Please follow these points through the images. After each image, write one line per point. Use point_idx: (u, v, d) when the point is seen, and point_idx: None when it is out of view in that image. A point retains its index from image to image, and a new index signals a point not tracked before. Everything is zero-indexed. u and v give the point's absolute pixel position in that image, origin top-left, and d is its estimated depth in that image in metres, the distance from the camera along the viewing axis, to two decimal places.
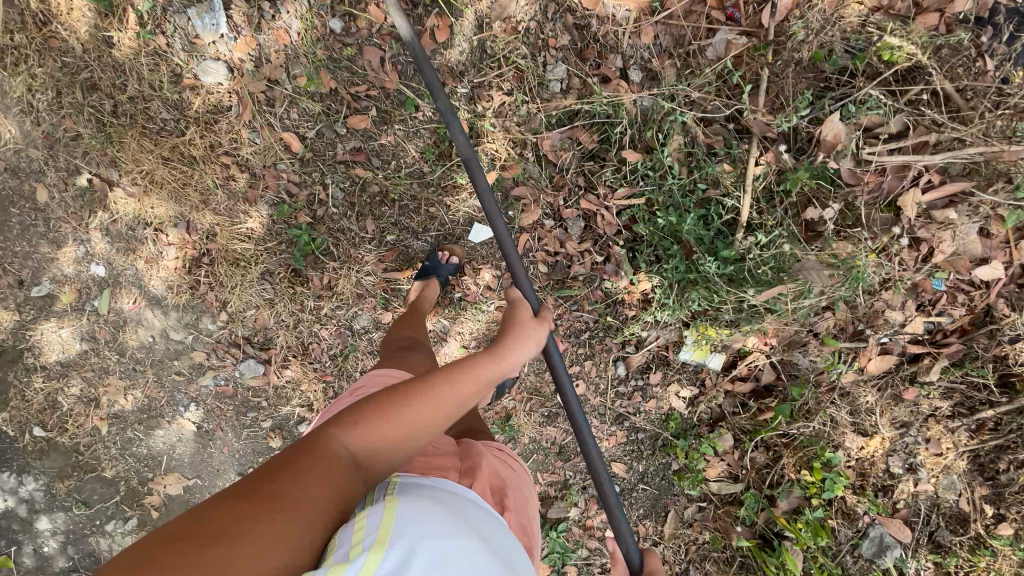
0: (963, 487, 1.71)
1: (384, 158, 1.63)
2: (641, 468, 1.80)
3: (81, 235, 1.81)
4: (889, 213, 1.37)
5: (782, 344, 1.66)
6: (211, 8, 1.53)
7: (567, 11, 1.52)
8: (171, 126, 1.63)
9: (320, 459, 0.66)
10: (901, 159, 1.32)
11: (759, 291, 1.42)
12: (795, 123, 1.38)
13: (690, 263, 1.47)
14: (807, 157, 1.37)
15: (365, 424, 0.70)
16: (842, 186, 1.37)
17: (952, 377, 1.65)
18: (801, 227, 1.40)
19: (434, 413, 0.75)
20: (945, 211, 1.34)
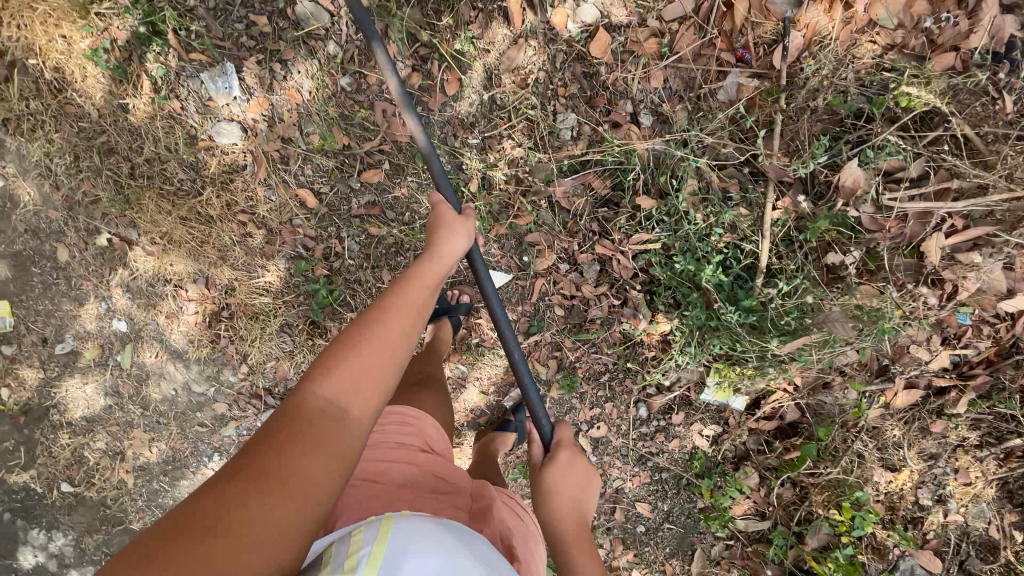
0: (994, 515, 1.68)
1: (398, 210, 1.63)
2: (666, 507, 1.79)
3: (102, 291, 1.83)
4: (913, 257, 1.35)
5: (807, 387, 1.66)
6: (224, 72, 1.55)
7: (576, 60, 1.52)
8: (187, 186, 1.65)
9: (309, 418, 0.65)
10: (922, 206, 1.31)
11: (783, 342, 1.38)
12: (812, 169, 1.37)
13: (710, 312, 1.45)
14: (826, 204, 1.36)
15: (344, 365, 0.71)
16: (864, 232, 1.35)
17: (979, 410, 1.63)
18: (822, 271, 1.39)
19: (399, 338, 0.78)
20: (970, 255, 1.32)
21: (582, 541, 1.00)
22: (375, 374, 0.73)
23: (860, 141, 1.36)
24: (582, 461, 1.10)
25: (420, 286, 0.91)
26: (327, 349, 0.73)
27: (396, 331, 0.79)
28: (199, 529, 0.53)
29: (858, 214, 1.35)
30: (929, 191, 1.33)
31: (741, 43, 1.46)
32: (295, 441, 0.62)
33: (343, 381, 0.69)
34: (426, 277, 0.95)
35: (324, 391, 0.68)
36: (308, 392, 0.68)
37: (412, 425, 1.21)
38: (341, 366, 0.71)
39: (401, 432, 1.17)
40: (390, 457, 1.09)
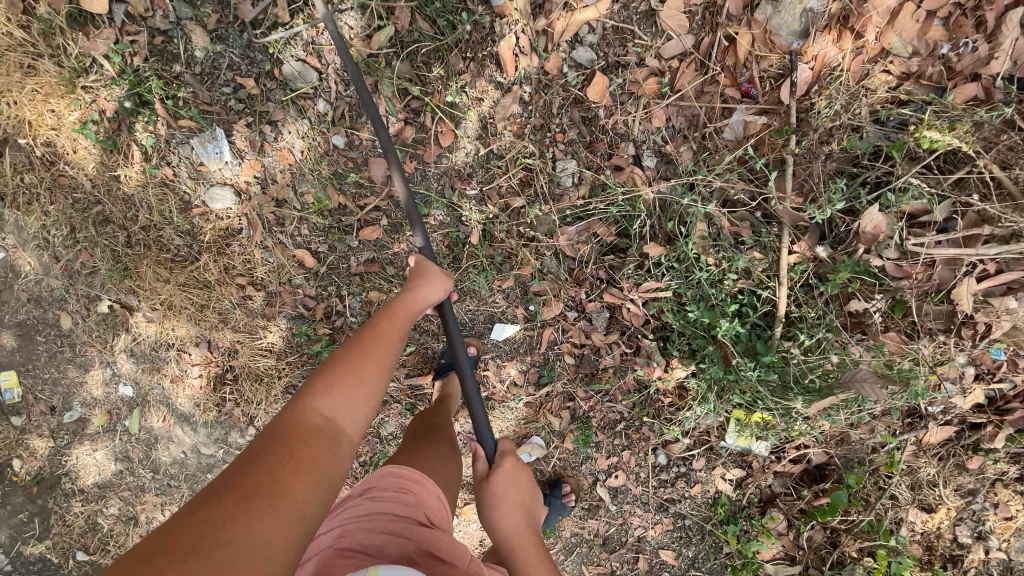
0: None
1: (398, 266, 1.58)
2: (691, 553, 1.73)
3: (107, 357, 1.81)
4: (942, 304, 1.28)
5: (833, 440, 1.59)
6: (214, 137, 1.52)
7: (574, 104, 1.46)
8: (184, 252, 1.62)
9: (308, 433, 0.76)
10: (952, 252, 1.22)
11: (808, 401, 1.30)
12: (829, 214, 1.30)
13: (729, 368, 1.37)
14: (846, 249, 1.29)
15: (340, 387, 0.84)
16: (888, 280, 1.28)
17: (1020, 444, 1.54)
18: (845, 319, 1.32)
19: (382, 366, 0.92)
20: (1005, 299, 1.25)
21: (532, 539, 1.12)
22: (363, 396, 0.85)
23: (879, 184, 1.28)
24: (524, 469, 1.21)
25: (402, 317, 1.05)
26: (322, 373, 0.86)
27: (380, 358, 0.93)
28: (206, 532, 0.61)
29: (881, 261, 1.28)
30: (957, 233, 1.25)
31: (746, 78, 1.39)
32: (294, 454, 0.73)
33: (336, 400, 0.82)
34: (415, 301, 1.12)
35: (320, 408, 0.80)
36: (306, 409, 0.80)
37: (411, 493, 1.13)
38: (336, 387, 0.84)
39: (400, 500, 1.09)
40: (384, 529, 1.01)
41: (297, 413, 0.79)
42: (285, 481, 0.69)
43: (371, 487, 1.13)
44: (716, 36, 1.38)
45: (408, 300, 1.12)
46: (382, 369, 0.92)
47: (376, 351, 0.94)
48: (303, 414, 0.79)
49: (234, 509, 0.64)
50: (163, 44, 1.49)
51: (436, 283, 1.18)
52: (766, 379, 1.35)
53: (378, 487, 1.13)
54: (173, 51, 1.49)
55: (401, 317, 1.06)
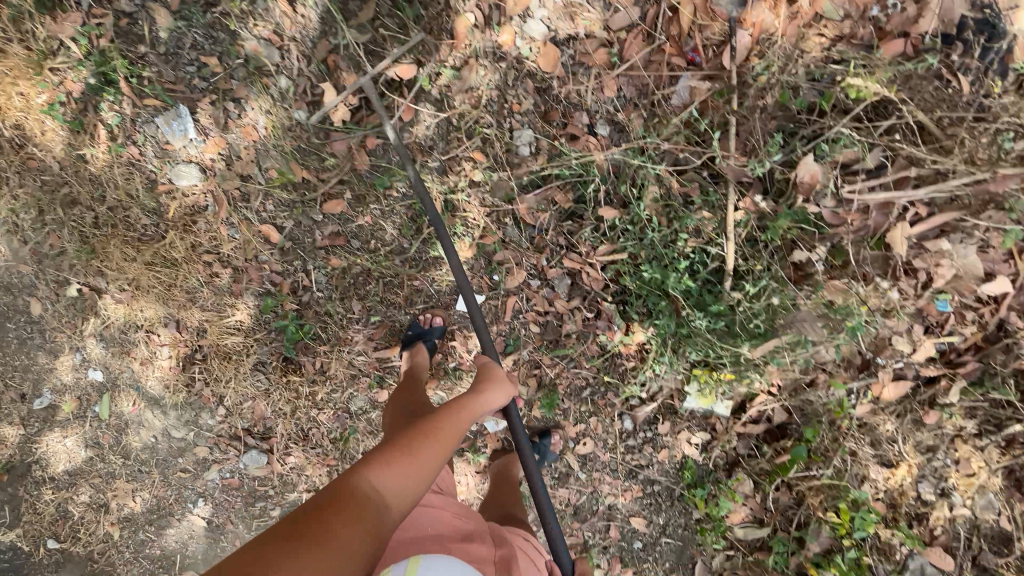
0: (1002, 504, 1.69)
1: (363, 239, 1.62)
2: (662, 521, 1.74)
3: (76, 342, 1.82)
4: (879, 249, 1.33)
5: (789, 388, 1.63)
6: (179, 114, 1.55)
7: (527, 76, 1.52)
8: (151, 231, 1.64)
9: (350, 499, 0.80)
10: (883, 195, 1.29)
11: (753, 345, 1.39)
12: (769, 166, 1.36)
13: (680, 320, 1.44)
14: (785, 201, 1.35)
15: (397, 461, 0.89)
16: (826, 228, 1.34)
17: (973, 397, 1.60)
18: (789, 269, 1.36)
19: (431, 454, 0.95)
20: (937, 242, 1.31)
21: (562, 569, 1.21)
22: (408, 477, 0.88)
23: (816, 134, 1.34)
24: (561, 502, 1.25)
25: (462, 415, 1.08)
26: (375, 453, 0.91)
27: (430, 450, 0.95)
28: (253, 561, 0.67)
29: (818, 209, 1.34)
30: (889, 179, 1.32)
31: (690, 46, 1.45)
32: (337, 512, 0.77)
33: (382, 473, 0.86)
34: (483, 404, 1.17)
35: (364, 478, 0.84)
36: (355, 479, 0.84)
37: None
38: (385, 464, 0.88)
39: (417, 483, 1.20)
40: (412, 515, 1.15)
41: (346, 480, 0.83)
42: (319, 535, 0.73)
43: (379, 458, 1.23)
44: (660, 6, 1.44)
45: (477, 405, 1.16)
46: (433, 462, 0.94)
47: (429, 440, 0.97)
48: (350, 484, 0.83)
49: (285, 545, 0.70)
50: (128, 26, 1.53)
51: (497, 391, 1.23)
52: (715, 328, 1.42)
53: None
54: (138, 33, 1.54)
55: (463, 416, 1.09)
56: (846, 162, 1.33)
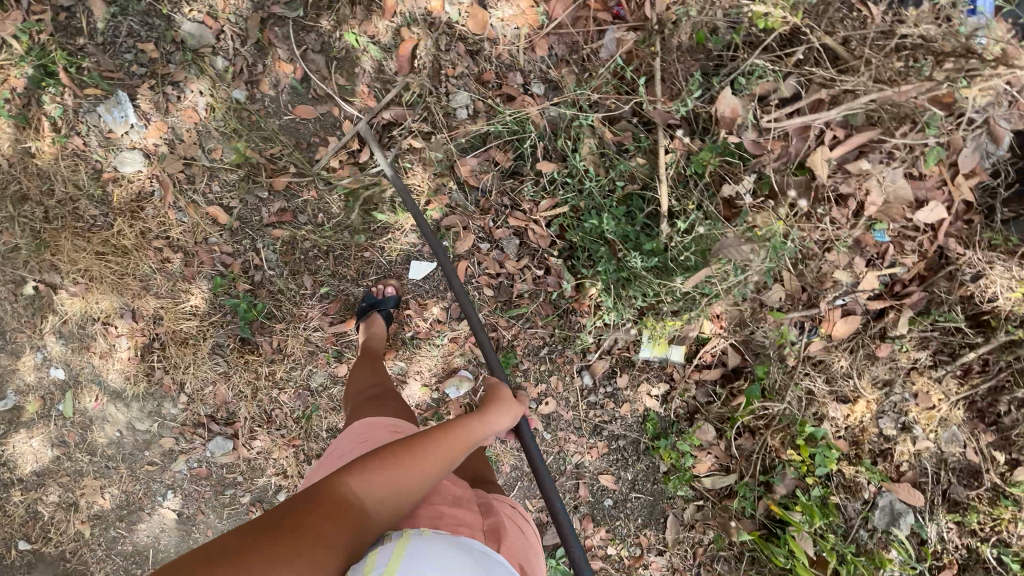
0: (967, 437, 1.73)
1: (310, 213, 1.64)
2: (630, 476, 1.75)
3: (37, 341, 1.79)
4: (804, 174, 1.40)
5: (732, 323, 1.61)
6: (118, 101, 1.57)
7: (459, 40, 1.55)
8: (100, 221, 1.65)
9: (337, 501, 0.82)
10: (799, 120, 1.33)
11: (686, 277, 1.41)
12: (691, 105, 1.38)
13: (618, 262, 1.45)
14: (710, 137, 1.38)
15: (390, 465, 0.88)
16: (749, 158, 1.37)
17: (923, 327, 1.61)
18: (720, 204, 1.40)
19: (425, 466, 0.92)
20: (857, 163, 1.38)
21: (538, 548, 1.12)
22: (398, 489, 0.87)
23: (731, 69, 1.40)
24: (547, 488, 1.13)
25: (467, 428, 1.03)
26: (370, 454, 0.91)
27: (426, 461, 0.92)
28: (238, 553, 0.71)
29: (739, 138, 1.38)
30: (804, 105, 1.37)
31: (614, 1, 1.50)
32: (323, 516, 0.79)
33: (373, 479, 0.86)
34: (494, 421, 1.11)
35: (353, 480, 0.85)
36: (344, 480, 0.85)
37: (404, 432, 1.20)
38: (377, 470, 0.87)
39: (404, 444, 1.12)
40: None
41: (336, 480, 0.85)
42: (301, 539, 0.75)
43: (356, 430, 1.19)
44: None
45: (488, 421, 1.10)
46: (426, 476, 0.91)
47: (426, 450, 0.94)
48: (340, 485, 0.84)
49: (270, 539, 0.73)
50: (67, 19, 1.56)
51: (506, 411, 1.14)
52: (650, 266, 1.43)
53: (372, 433, 1.17)
54: (76, 26, 1.56)
55: (468, 429, 1.03)
56: (763, 93, 1.38)
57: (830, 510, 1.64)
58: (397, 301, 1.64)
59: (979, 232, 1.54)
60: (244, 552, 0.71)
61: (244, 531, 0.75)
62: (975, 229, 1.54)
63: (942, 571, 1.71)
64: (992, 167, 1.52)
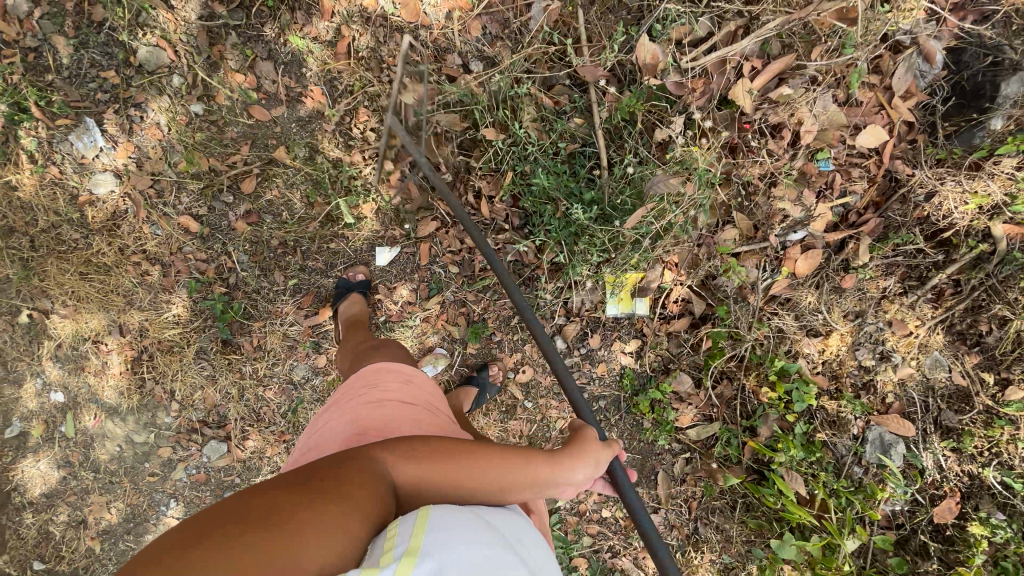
0: (952, 361, 1.63)
1: (275, 212, 1.71)
2: (616, 437, 1.76)
3: (36, 367, 1.85)
4: (728, 108, 1.49)
5: (687, 265, 1.63)
6: (87, 128, 1.67)
7: (395, 30, 1.61)
8: (81, 243, 1.74)
9: (366, 476, 0.70)
10: (715, 54, 1.44)
11: (625, 219, 1.48)
12: (615, 58, 1.49)
13: (564, 218, 1.53)
14: (636, 85, 1.48)
15: (418, 462, 0.76)
16: (673, 100, 1.48)
17: (884, 253, 1.62)
18: (655, 149, 1.50)
19: (464, 478, 0.77)
20: (780, 89, 1.48)
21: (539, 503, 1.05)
22: (427, 486, 0.76)
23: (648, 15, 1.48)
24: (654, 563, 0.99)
25: (532, 464, 0.83)
26: (417, 441, 0.80)
27: (467, 474, 0.77)
28: (214, 529, 0.57)
29: (662, 82, 1.48)
30: (718, 42, 1.47)
31: None
32: (347, 491, 0.66)
33: (405, 469, 0.75)
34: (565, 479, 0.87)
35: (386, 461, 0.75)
36: (377, 458, 0.75)
37: (415, 384, 1.15)
38: (418, 461, 0.76)
39: (409, 387, 1.12)
40: (398, 416, 1.01)
41: (371, 459, 0.74)
42: (301, 520, 0.60)
43: (376, 376, 1.14)
44: None
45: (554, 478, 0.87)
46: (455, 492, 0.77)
47: (471, 460, 0.79)
48: (373, 463, 0.73)
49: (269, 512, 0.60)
50: (33, 59, 1.65)
51: (590, 464, 0.91)
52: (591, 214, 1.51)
53: (380, 379, 1.13)
54: (44, 63, 1.65)
55: (533, 466, 0.83)
56: (679, 36, 1.47)
57: (817, 447, 1.63)
58: (367, 285, 1.69)
59: (924, 152, 1.55)
60: (225, 536, 0.56)
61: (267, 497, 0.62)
62: (920, 149, 1.55)
63: (943, 501, 1.60)
64: (928, 86, 1.54)
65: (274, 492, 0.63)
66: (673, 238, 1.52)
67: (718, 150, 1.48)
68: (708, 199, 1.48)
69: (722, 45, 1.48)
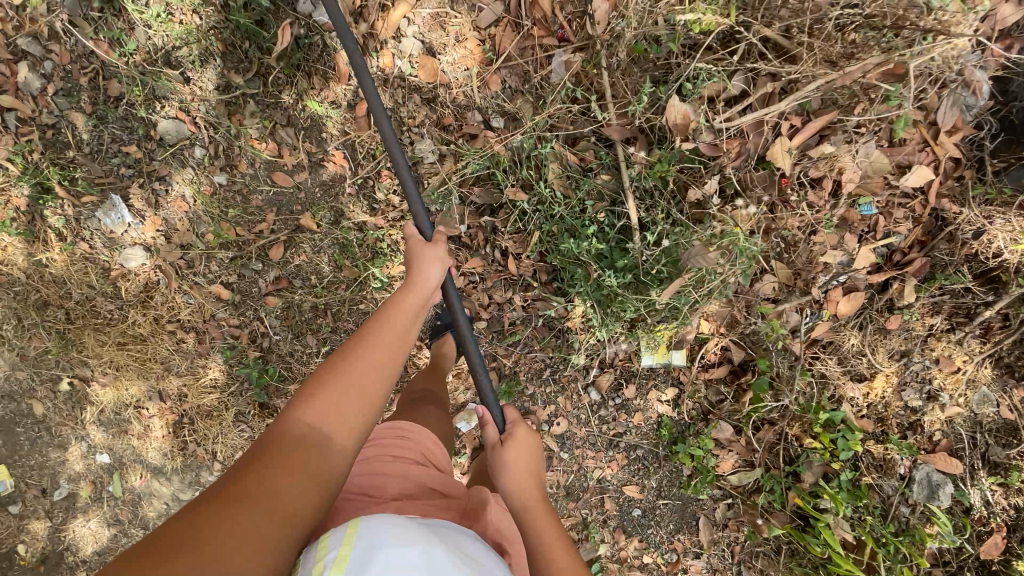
0: (1000, 396, 1.58)
1: (303, 277, 1.71)
2: (655, 483, 1.75)
3: (81, 431, 1.90)
4: (765, 168, 1.45)
5: (726, 324, 1.61)
6: (114, 204, 1.68)
7: (414, 90, 1.58)
8: (116, 314, 1.77)
9: (285, 443, 0.76)
10: (752, 116, 1.39)
11: (661, 289, 1.46)
12: (643, 117, 1.44)
13: (596, 284, 1.50)
14: (667, 146, 1.44)
15: (317, 392, 0.82)
16: (708, 160, 1.44)
17: (930, 293, 1.55)
18: (689, 208, 1.46)
19: (375, 372, 0.87)
20: (821, 146, 1.44)
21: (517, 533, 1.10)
22: (351, 412, 0.81)
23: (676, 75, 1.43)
24: (533, 437, 1.21)
25: (402, 308, 1.02)
26: (309, 382, 0.84)
27: (370, 361, 0.88)
28: (184, 534, 0.62)
29: (695, 144, 1.43)
30: (753, 101, 1.42)
31: (558, 24, 1.51)
32: (271, 464, 0.72)
33: (323, 410, 0.80)
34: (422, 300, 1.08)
35: (305, 417, 0.79)
36: (290, 420, 0.79)
37: (409, 438, 1.21)
38: (317, 398, 0.81)
39: (402, 442, 1.19)
40: (384, 470, 1.08)
41: (279, 430, 0.78)
42: (249, 503, 0.67)
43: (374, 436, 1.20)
44: None
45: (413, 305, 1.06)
46: (368, 371, 0.86)
47: (373, 352, 0.90)
48: (281, 431, 0.78)
49: (211, 524, 0.63)
50: (54, 136, 1.65)
51: (431, 274, 1.14)
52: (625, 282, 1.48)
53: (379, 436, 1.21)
54: (63, 140, 1.65)
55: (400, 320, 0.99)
56: (712, 94, 1.42)
57: (863, 492, 1.59)
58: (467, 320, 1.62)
59: (972, 188, 1.48)
60: (190, 537, 0.62)
61: (202, 509, 0.66)
62: (967, 187, 1.48)
63: (989, 537, 1.57)
64: (974, 119, 1.46)
65: (208, 500, 0.68)
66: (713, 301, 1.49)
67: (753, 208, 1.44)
68: (745, 256, 1.43)
69: (757, 104, 1.43)
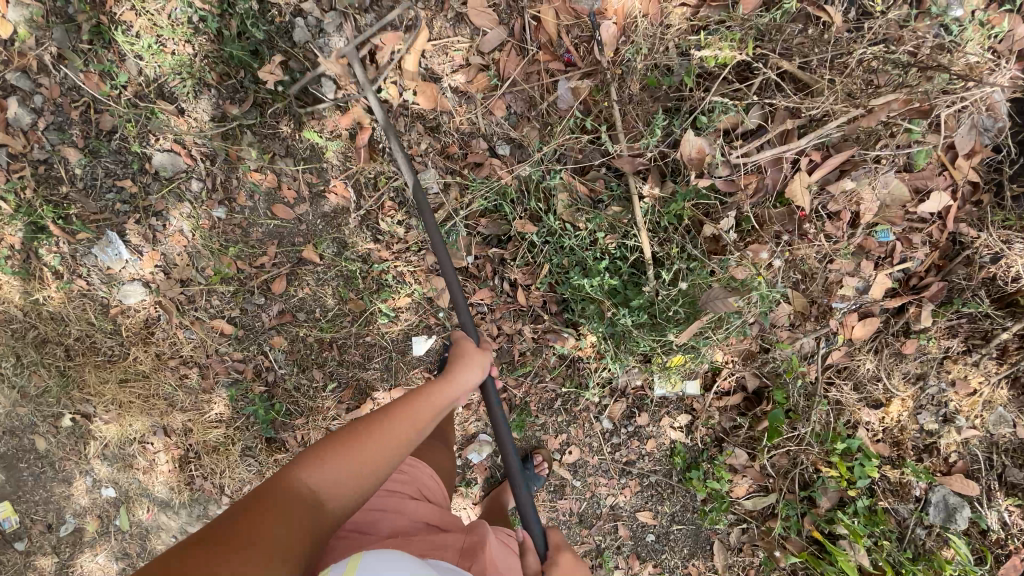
0: (1017, 416, 1.55)
1: (307, 309, 1.68)
2: (669, 510, 1.72)
3: (84, 466, 1.86)
4: (784, 205, 1.43)
5: (742, 357, 1.59)
6: (110, 240, 1.63)
7: (416, 119, 1.53)
8: (117, 350, 1.73)
9: (289, 497, 0.72)
10: (773, 152, 1.39)
11: (679, 331, 1.43)
12: (656, 148, 1.42)
13: (609, 321, 1.48)
14: (682, 180, 1.42)
15: (331, 456, 0.79)
16: (726, 197, 1.42)
17: (947, 317, 1.52)
18: (705, 243, 1.44)
19: (388, 455, 0.83)
20: (841, 182, 1.43)
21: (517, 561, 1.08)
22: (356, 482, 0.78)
23: (691, 108, 1.41)
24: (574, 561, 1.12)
25: (437, 394, 0.98)
26: (326, 441, 0.81)
27: (392, 440, 0.85)
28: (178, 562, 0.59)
29: (712, 179, 1.41)
30: (772, 137, 1.41)
31: (564, 48, 1.47)
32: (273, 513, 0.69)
33: (331, 474, 0.77)
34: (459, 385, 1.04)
35: (310, 478, 0.76)
36: (293, 474, 0.75)
37: (404, 474, 1.17)
38: (328, 461, 0.78)
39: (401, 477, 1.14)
40: (381, 506, 1.05)
41: (287, 480, 0.75)
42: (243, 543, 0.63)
43: None
44: (524, 19, 1.47)
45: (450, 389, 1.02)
46: (387, 454, 0.83)
47: (396, 431, 0.86)
48: (290, 483, 0.74)
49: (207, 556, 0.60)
50: (46, 171, 1.60)
51: (477, 366, 1.10)
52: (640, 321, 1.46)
53: None
54: (56, 175, 1.60)
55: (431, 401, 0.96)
56: (728, 126, 1.41)
57: (880, 518, 1.57)
58: None
59: (990, 212, 1.45)
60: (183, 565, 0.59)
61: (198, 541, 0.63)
62: (985, 211, 1.45)
63: (1008, 559, 1.54)
64: (993, 142, 1.43)
65: (203, 535, 0.64)
66: (727, 334, 1.47)
67: (768, 243, 1.43)
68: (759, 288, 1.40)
69: (775, 139, 1.42)
